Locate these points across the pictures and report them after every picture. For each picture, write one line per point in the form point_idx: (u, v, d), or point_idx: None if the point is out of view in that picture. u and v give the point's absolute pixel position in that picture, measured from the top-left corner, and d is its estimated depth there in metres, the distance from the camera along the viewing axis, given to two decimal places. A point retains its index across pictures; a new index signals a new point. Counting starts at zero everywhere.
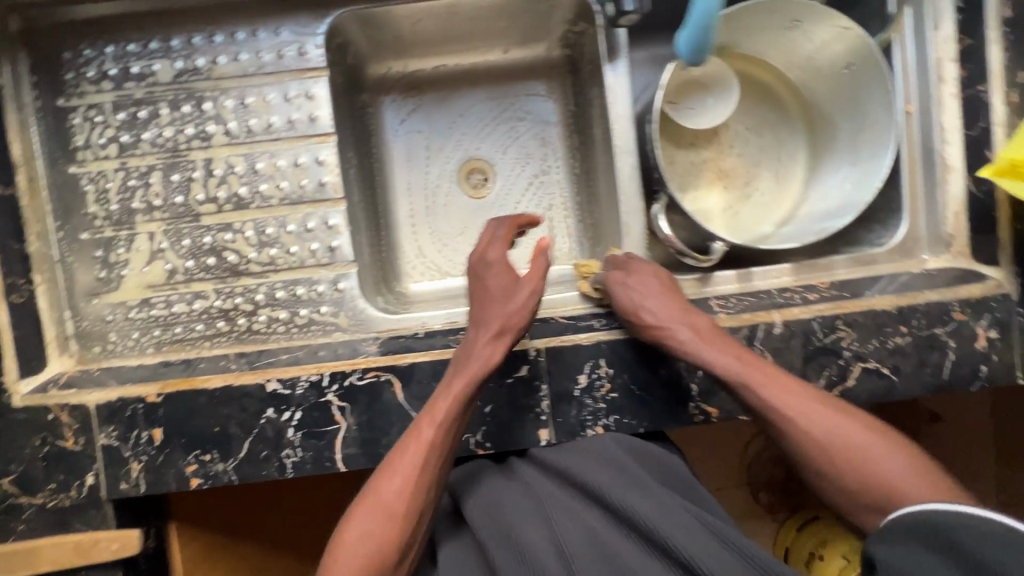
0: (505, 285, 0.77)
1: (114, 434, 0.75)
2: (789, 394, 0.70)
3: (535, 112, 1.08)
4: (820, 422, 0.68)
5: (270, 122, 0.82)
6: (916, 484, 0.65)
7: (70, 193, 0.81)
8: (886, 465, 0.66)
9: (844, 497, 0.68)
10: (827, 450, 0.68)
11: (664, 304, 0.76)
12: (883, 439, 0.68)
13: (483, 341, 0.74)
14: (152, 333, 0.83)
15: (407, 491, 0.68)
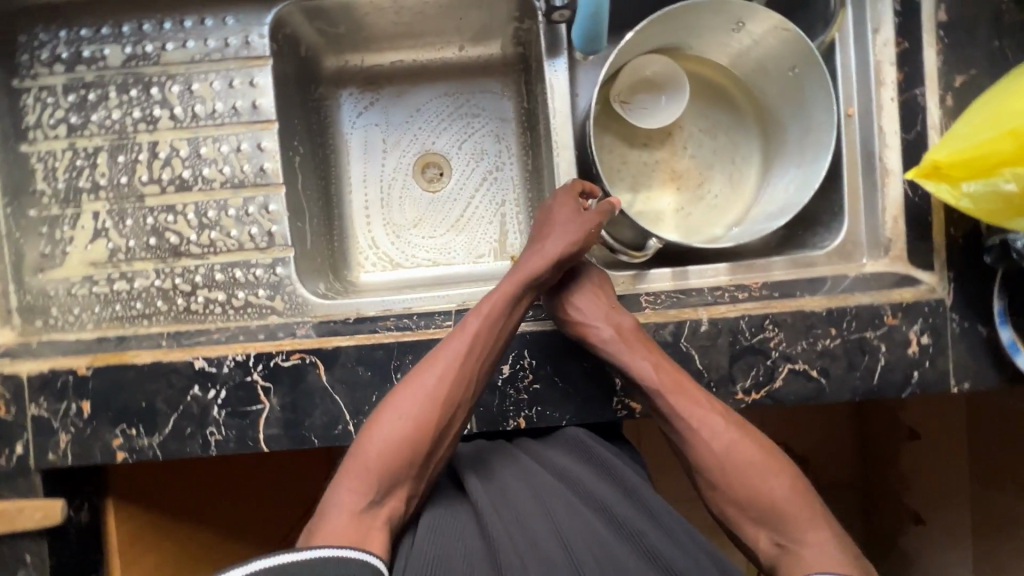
0: (570, 212, 0.83)
1: (44, 405, 0.77)
2: (700, 402, 0.74)
3: (491, 108, 1.09)
4: (722, 433, 0.73)
5: (214, 108, 0.86)
6: (800, 505, 0.69)
7: (20, 171, 0.84)
8: (774, 482, 0.70)
9: (733, 506, 0.71)
10: (725, 460, 0.72)
11: (594, 308, 0.80)
12: (775, 458, 0.72)
13: (540, 254, 0.81)
14: (93, 310, 0.85)
15: (448, 379, 0.72)
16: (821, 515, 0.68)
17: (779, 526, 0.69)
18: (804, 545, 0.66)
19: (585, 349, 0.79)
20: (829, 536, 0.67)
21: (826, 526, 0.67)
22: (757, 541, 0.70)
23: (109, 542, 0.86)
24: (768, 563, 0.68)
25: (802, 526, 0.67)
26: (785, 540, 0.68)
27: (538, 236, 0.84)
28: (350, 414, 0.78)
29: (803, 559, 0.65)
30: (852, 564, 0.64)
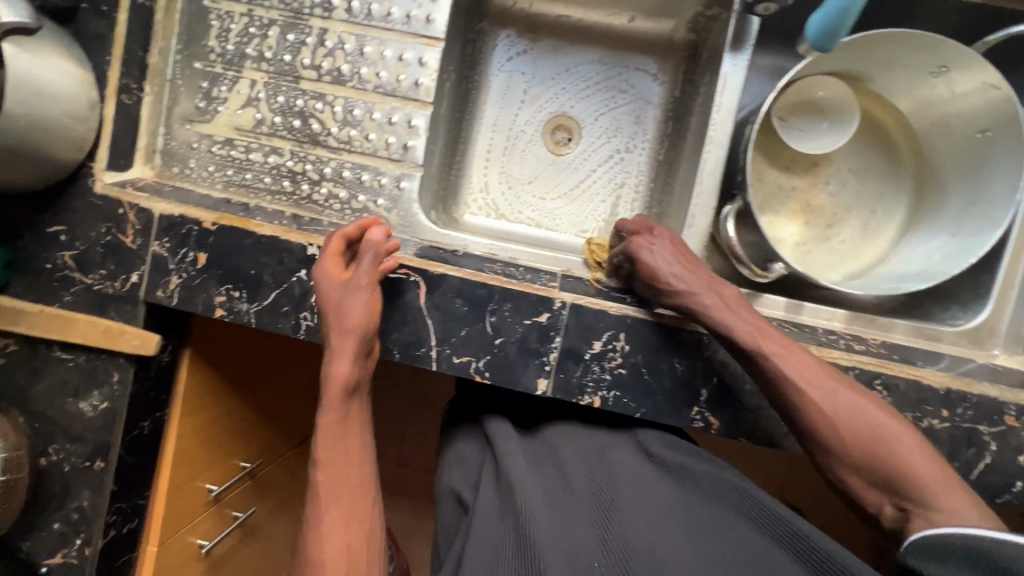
0: (338, 290, 0.74)
1: (166, 246, 0.82)
2: (809, 373, 0.69)
3: (639, 88, 1.06)
4: (838, 401, 0.68)
5: (389, 11, 0.85)
6: (930, 473, 0.64)
7: (197, 24, 0.87)
8: (902, 451, 0.65)
9: (853, 474, 0.67)
10: (847, 431, 0.67)
11: (687, 271, 0.74)
12: (896, 426, 0.67)
13: (340, 355, 0.73)
14: (226, 172, 0.89)
15: (336, 510, 0.70)
16: (952, 481, 0.64)
17: (908, 494, 0.64)
18: (943, 514, 0.62)
19: (678, 349, 0.77)
20: (966, 502, 0.62)
21: (960, 492, 0.63)
22: (879, 505, 0.67)
23: (176, 388, 0.92)
24: (892, 527, 0.65)
25: (936, 495, 0.63)
26: (915, 509, 0.64)
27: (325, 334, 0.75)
28: (436, 340, 0.79)
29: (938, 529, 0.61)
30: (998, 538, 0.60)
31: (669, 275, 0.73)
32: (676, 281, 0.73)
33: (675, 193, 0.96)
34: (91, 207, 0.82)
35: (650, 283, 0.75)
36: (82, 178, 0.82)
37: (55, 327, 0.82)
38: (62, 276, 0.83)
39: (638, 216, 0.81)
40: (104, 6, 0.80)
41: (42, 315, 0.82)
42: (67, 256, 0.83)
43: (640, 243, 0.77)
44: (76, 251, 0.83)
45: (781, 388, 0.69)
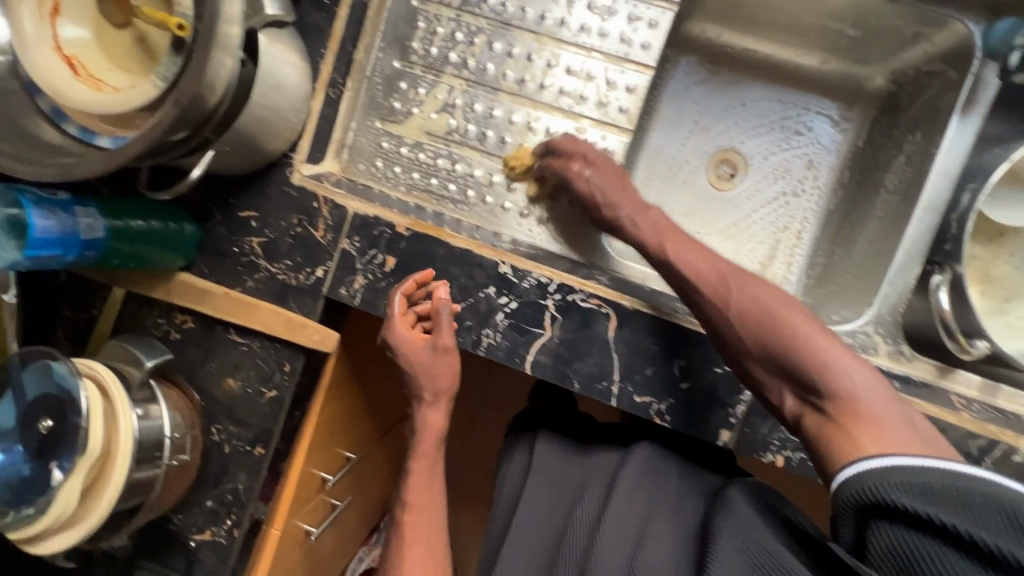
0: (420, 349, 0.78)
1: (355, 244, 0.81)
2: (710, 273, 0.68)
3: (816, 132, 1.02)
4: (735, 295, 0.66)
5: (603, 33, 0.83)
6: (831, 353, 0.59)
7: (403, 23, 0.86)
8: (807, 338, 0.61)
9: (754, 362, 0.65)
10: (744, 322, 0.64)
11: (616, 193, 0.76)
12: (801, 315, 0.63)
13: (431, 407, 0.80)
14: (411, 175, 0.88)
15: (423, 547, 0.72)
16: (854, 362, 0.58)
17: (805, 383, 0.60)
18: (840, 401, 0.57)
19: None
20: (873, 386, 0.57)
21: (863, 372, 0.58)
22: (780, 395, 0.63)
23: (323, 375, 0.88)
24: (793, 418, 0.62)
25: (834, 378, 0.58)
26: (814, 398, 0.59)
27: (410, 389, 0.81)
28: (620, 375, 0.77)
29: (837, 420, 0.57)
30: (905, 430, 0.55)
31: (603, 201, 0.76)
32: (607, 207, 0.76)
33: (856, 247, 0.93)
34: (286, 197, 0.82)
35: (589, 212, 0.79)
36: (281, 168, 0.82)
37: (237, 311, 0.82)
38: (247, 261, 0.84)
39: (568, 135, 0.78)
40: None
41: (227, 297, 0.82)
42: (254, 241, 0.83)
43: (571, 167, 0.78)
44: (264, 239, 0.83)
45: (685, 282, 0.70)
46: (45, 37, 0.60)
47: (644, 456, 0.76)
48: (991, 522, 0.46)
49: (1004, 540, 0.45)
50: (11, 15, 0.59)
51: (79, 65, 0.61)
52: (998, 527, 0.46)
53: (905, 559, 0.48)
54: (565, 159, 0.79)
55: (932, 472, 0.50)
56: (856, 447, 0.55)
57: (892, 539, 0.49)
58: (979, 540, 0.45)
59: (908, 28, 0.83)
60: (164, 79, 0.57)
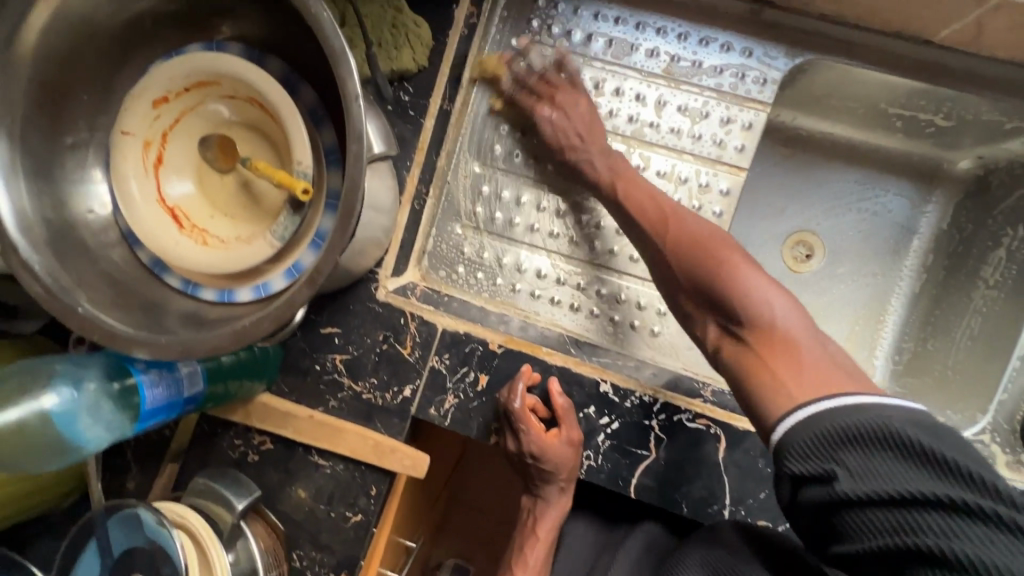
0: (547, 448, 0.75)
1: (445, 362, 0.78)
2: (654, 214, 0.70)
3: (896, 212, 0.97)
4: (674, 233, 0.67)
5: (694, 136, 0.81)
6: (751, 277, 0.60)
7: (486, 127, 0.84)
8: (733, 267, 0.61)
9: (684, 295, 0.65)
10: (676, 250, 0.66)
11: (579, 122, 0.77)
12: (727, 250, 0.63)
13: (553, 495, 0.80)
14: (494, 281, 0.85)
15: None
16: (776, 290, 0.59)
17: (726, 311, 0.60)
18: (759, 326, 0.58)
19: None
20: (789, 311, 0.58)
21: (782, 298, 0.58)
22: (706, 325, 0.63)
23: (394, 487, 0.82)
24: (714, 347, 0.62)
25: (751, 301, 0.58)
26: (736, 326, 0.59)
27: (527, 475, 0.80)
28: (731, 499, 0.74)
29: (757, 351, 0.57)
30: (817, 353, 0.55)
31: (564, 141, 0.78)
32: (568, 149, 0.78)
33: (955, 340, 0.88)
34: (371, 313, 0.79)
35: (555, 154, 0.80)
36: (366, 284, 0.79)
37: (322, 436, 0.79)
38: (329, 380, 0.80)
39: (543, 77, 0.80)
40: (412, 110, 0.77)
41: (311, 420, 0.79)
42: (336, 359, 0.80)
43: (540, 111, 0.79)
44: (347, 355, 0.79)
45: (631, 222, 0.73)
46: (149, 190, 0.57)
47: (645, 532, 0.77)
48: (893, 457, 0.45)
49: (911, 477, 0.44)
50: (115, 169, 0.56)
51: (182, 215, 0.58)
52: (902, 460, 0.45)
53: (837, 520, 0.47)
54: (534, 97, 0.81)
55: (834, 419, 0.48)
56: (771, 375, 0.55)
57: (815, 504, 0.47)
58: (887, 483, 0.44)
59: (1008, 123, 0.81)
60: (281, 239, 0.56)
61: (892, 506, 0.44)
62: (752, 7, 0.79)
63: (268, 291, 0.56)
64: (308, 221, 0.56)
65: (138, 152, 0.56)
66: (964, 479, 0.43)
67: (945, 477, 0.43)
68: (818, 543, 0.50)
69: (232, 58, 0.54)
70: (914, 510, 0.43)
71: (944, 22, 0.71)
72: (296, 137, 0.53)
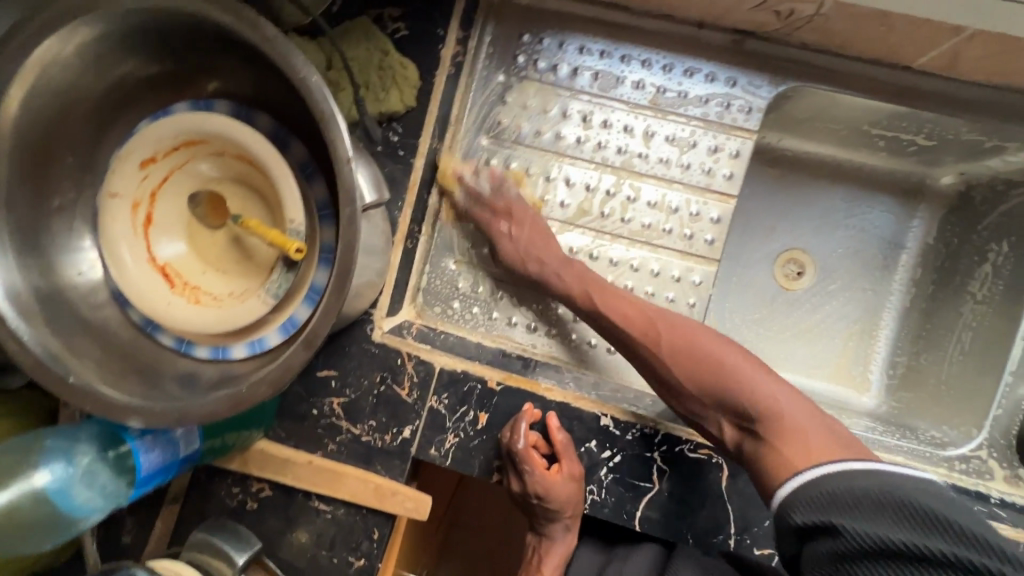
0: (551, 485, 0.74)
1: (444, 402, 0.77)
2: (640, 322, 0.72)
3: (882, 229, 0.98)
4: (666, 338, 0.70)
5: (683, 166, 0.82)
6: (750, 376, 0.65)
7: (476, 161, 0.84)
8: (727, 369, 0.66)
9: (692, 399, 0.68)
10: (672, 357, 0.69)
11: (540, 239, 0.77)
12: (721, 347, 0.68)
13: (558, 530, 0.80)
14: (490, 315, 0.85)
15: None
16: (769, 379, 0.65)
17: (736, 409, 0.65)
18: (769, 422, 0.62)
19: None
20: (786, 394, 0.63)
21: (781, 389, 0.63)
22: (719, 422, 0.67)
23: (395, 528, 0.81)
24: (734, 445, 0.66)
25: (757, 398, 0.63)
26: (749, 423, 0.64)
27: (530, 511, 0.80)
28: (736, 528, 0.74)
29: (771, 444, 0.61)
30: (820, 426, 0.61)
31: (526, 255, 0.77)
32: (532, 259, 0.77)
33: (949, 354, 0.89)
34: (368, 355, 0.79)
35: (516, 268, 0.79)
36: (362, 325, 0.79)
37: (321, 481, 0.78)
38: (327, 424, 0.79)
39: (500, 190, 0.80)
40: (401, 151, 0.77)
41: (310, 466, 0.78)
42: (334, 403, 0.79)
43: (498, 228, 0.79)
44: (345, 398, 0.79)
45: (616, 330, 0.73)
46: (139, 251, 0.56)
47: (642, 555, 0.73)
48: (886, 512, 0.49)
49: (911, 530, 0.47)
50: (104, 232, 0.55)
51: (173, 274, 0.57)
52: (894, 516, 0.49)
53: (838, 574, 0.50)
54: (490, 212, 0.80)
55: (837, 479, 0.54)
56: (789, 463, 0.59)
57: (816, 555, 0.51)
58: (880, 533, 0.48)
59: (988, 142, 0.82)
60: (275, 296, 0.55)
61: (892, 557, 0.47)
62: (734, 37, 0.80)
63: (263, 347, 0.55)
64: (302, 276, 0.55)
65: (127, 213, 0.56)
66: (965, 538, 0.46)
67: (946, 533, 0.46)
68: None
69: (221, 118, 0.54)
70: (906, 561, 0.46)
71: (922, 50, 0.72)
72: (288, 195, 0.53)
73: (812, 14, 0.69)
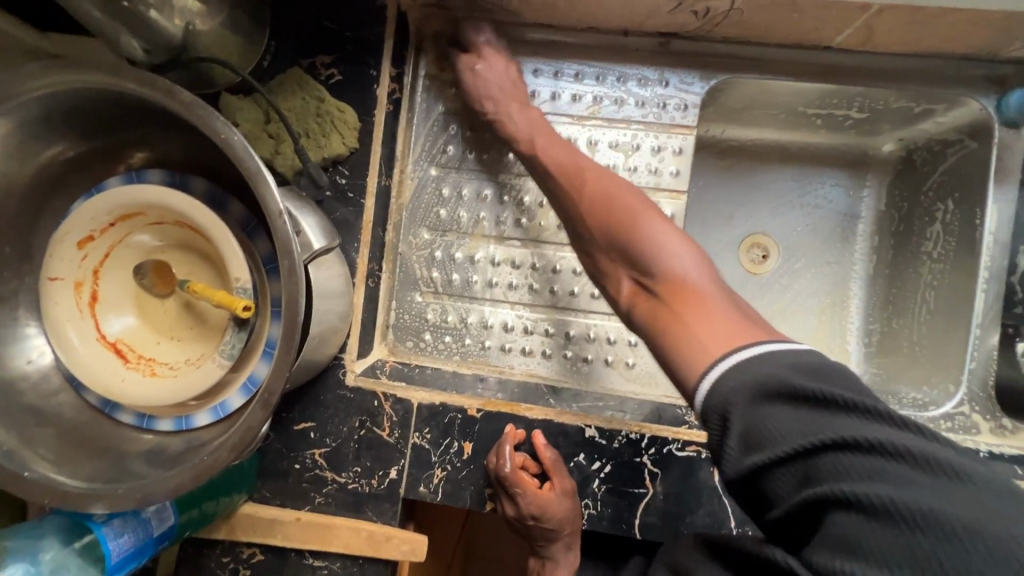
0: (543, 504, 0.73)
1: (427, 436, 0.76)
2: (569, 168, 0.70)
3: (836, 202, 1.00)
4: (589, 191, 0.66)
5: (631, 166, 0.83)
6: (653, 232, 0.59)
7: (427, 192, 0.85)
8: (639, 220, 0.60)
9: (598, 252, 0.64)
10: (591, 209, 0.65)
11: (511, 87, 0.78)
12: (635, 204, 0.63)
13: (559, 548, 0.78)
14: (462, 342, 0.84)
15: None
16: (684, 244, 0.57)
17: (636, 262, 0.58)
18: (668, 282, 0.55)
19: None
20: (698, 264, 0.56)
21: (687, 252, 0.56)
22: (621, 283, 0.61)
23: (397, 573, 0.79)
24: (627, 305, 0.60)
25: (658, 255, 0.57)
26: (649, 280, 0.57)
27: (527, 535, 0.78)
28: (736, 522, 0.73)
29: (664, 300, 0.55)
30: (727, 308, 0.52)
31: (483, 94, 0.78)
32: (487, 101, 0.78)
33: (916, 316, 0.90)
34: (343, 401, 0.77)
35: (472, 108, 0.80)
36: (333, 371, 0.78)
37: (313, 537, 0.75)
38: (312, 476, 0.77)
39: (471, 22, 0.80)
40: (351, 193, 0.78)
41: (298, 523, 0.75)
42: (316, 454, 0.77)
43: (465, 61, 0.79)
44: (326, 448, 0.77)
45: (548, 177, 0.72)
46: (87, 331, 0.55)
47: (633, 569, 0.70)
48: (799, 407, 0.41)
49: (815, 424, 0.40)
50: (48, 318, 0.54)
51: (126, 349, 0.56)
52: (802, 411, 0.41)
53: (756, 485, 0.43)
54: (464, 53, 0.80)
55: (742, 374, 0.45)
56: (680, 324, 0.52)
57: (732, 470, 0.43)
58: (795, 432, 0.41)
59: (917, 107, 0.86)
60: (230, 357, 0.54)
61: (799, 460, 0.40)
62: (659, 40, 0.82)
63: (227, 410, 0.54)
64: (257, 333, 0.54)
65: (70, 295, 0.55)
66: (867, 417, 0.39)
67: (850, 419, 0.40)
68: (754, 514, 0.45)
69: (152, 188, 0.53)
70: (824, 458, 0.39)
71: (835, 30, 0.75)
72: (229, 255, 0.53)
73: (727, 9, 0.72)
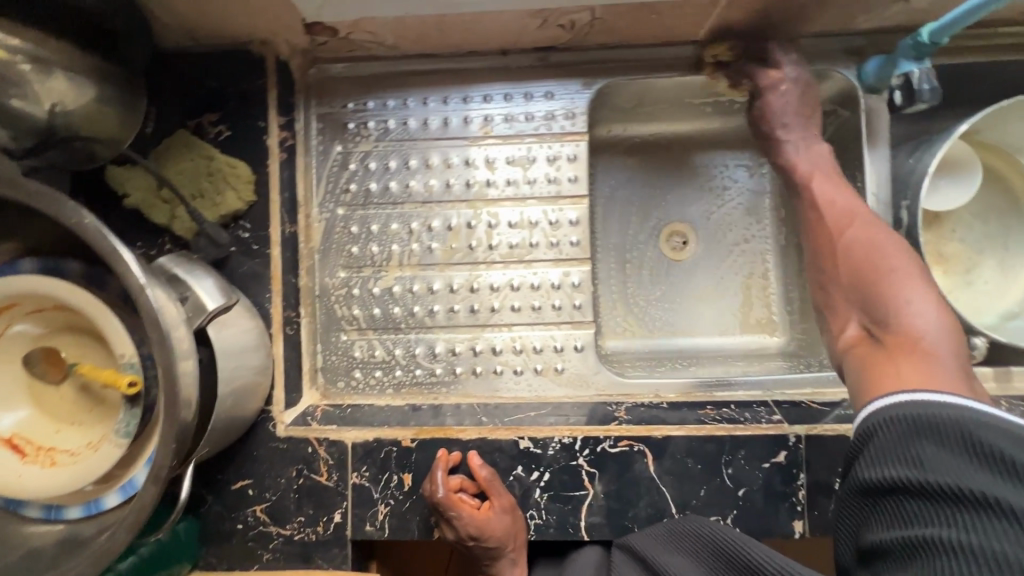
0: (484, 522, 0.74)
1: (366, 474, 0.76)
2: (835, 213, 0.75)
3: (742, 181, 0.99)
4: (848, 235, 0.72)
5: (530, 178, 0.86)
6: (892, 285, 0.66)
7: (336, 232, 0.85)
8: (897, 279, 0.66)
9: (835, 290, 0.72)
10: (840, 248, 0.72)
11: (801, 121, 0.82)
12: (896, 257, 0.68)
13: (506, 564, 0.79)
14: (393, 374, 0.84)
15: None
16: (932, 307, 0.62)
17: (876, 310, 0.66)
18: (899, 335, 0.62)
19: None
20: (940, 330, 0.60)
21: (926, 307, 0.62)
22: (847, 323, 0.69)
23: None
24: (846, 342, 0.68)
25: (898, 310, 0.63)
26: (879, 330, 0.65)
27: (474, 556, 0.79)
28: (677, 507, 0.75)
29: (889, 350, 0.61)
30: (946, 367, 0.56)
31: (778, 118, 0.82)
32: (778, 126, 0.83)
33: None
34: (276, 453, 0.77)
35: (760, 125, 0.84)
36: (263, 425, 0.77)
37: None
38: (257, 534, 0.76)
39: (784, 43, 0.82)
40: (255, 245, 0.78)
41: None
42: (257, 510, 0.76)
43: (769, 77, 0.81)
44: (267, 503, 0.76)
45: (811, 209, 0.78)
46: None
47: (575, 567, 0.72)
48: (963, 455, 0.45)
49: (972, 473, 0.44)
50: None
51: (23, 443, 0.55)
52: (967, 459, 0.45)
53: (884, 502, 0.48)
54: (758, 64, 0.82)
55: (912, 406, 0.51)
56: (892, 368, 0.58)
57: (867, 481, 0.50)
58: (952, 475, 0.44)
59: None
60: (127, 435, 0.53)
61: (940, 500, 0.44)
62: (538, 55, 0.85)
63: (134, 487, 0.53)
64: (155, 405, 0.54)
65: None
66: None
67: (1017, 485, 0.42)
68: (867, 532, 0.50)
69: (24, 278, 0.53)
70: (968, 506, 0.43)
71: (697, 25, 0.79)
72: (113, 334, 0.53)
73: (590, 19, 0.75)
